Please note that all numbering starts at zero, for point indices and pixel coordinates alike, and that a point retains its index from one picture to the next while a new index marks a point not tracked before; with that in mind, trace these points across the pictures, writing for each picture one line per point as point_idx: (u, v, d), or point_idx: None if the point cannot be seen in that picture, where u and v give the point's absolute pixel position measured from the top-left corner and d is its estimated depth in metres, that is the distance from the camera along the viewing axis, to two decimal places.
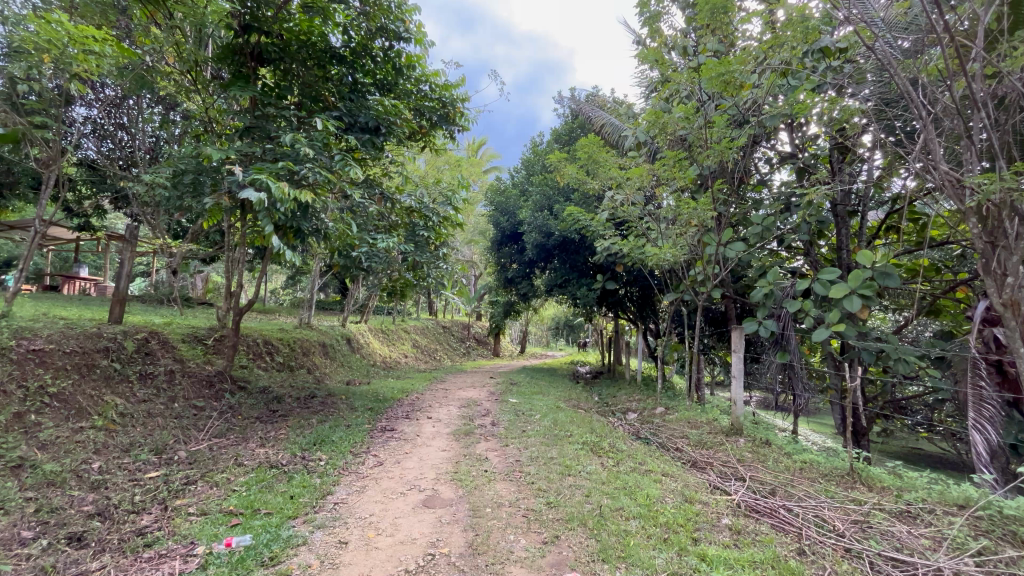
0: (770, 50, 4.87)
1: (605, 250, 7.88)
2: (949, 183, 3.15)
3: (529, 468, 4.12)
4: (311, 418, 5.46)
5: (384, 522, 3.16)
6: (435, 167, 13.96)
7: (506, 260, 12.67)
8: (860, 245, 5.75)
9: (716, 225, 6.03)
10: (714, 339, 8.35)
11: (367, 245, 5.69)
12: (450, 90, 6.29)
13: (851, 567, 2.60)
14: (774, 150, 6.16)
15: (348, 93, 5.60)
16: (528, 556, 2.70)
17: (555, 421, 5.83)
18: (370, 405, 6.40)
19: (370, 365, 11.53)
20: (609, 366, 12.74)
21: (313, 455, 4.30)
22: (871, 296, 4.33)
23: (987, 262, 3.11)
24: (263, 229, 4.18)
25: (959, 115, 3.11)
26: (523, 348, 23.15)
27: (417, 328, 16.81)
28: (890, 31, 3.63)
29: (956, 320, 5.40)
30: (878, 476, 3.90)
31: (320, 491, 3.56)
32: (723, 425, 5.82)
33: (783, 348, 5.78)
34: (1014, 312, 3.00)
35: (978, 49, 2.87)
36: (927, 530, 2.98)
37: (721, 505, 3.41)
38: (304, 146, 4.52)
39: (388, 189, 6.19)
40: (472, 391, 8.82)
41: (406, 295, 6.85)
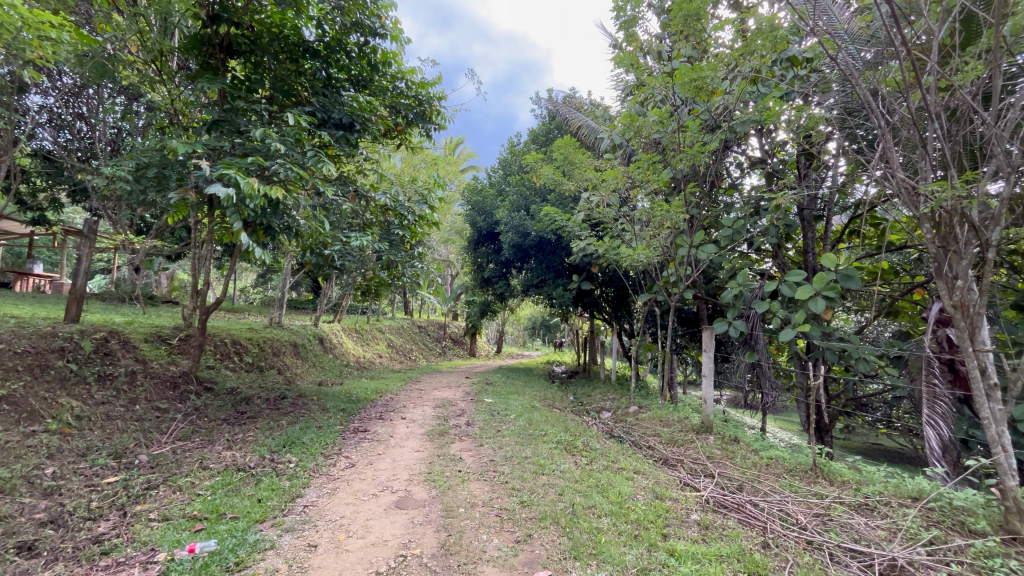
0: (741, 58, 5.02)
1: (581, 251, 7.96)
2: (905, 190, 3.28)
3: (503, 467, 4.12)
4: (281, 420, 5.34)
5: (354, 525, 3.11)
6: (411, 165, 13.84)
7: (483, 260, 12.67)
8: (825, 248, 5.97)
9: (689, 227, 6.17)
10: (687, 339, 8.53)
11: (340, 243, 5.59)
12: (427, 88, 6.23)
13: (812, 559, 2.70)
14: (744, 155, 6.32)
15: (322, 88, 5.54)
16: (501, 556, 2.70)
17: (530, 420, 5.85)
18: (342, 407, 6.29)
19: (343, 365, 11.35)
20: (585, 366, 12.86)
21: (282, 457, 4.21)
22: (835, 297, 4.50)
23: (939, 266, 3.25)
24: (231, 226, 4.06)
25: (915, 125, 3.23)
26: (499, 348, 23.14)
27: (392, 328, 16.62)
28: (853, 42, 3.85)
29: (913, 321, 5.66)
30: (839, 471, 4.06)
31: (290, 494, 3.48)
32: (693, 422, 5.96)
33: (751, 347, 5.96)
34: (964, 314, 3.13)
35: (934, 64, 3.01)
36: (883, 522, 3.11)
37: (690, 501, 3.49)
38: (275, 142, 4.41)
39: (363, 187, 6.09)
40: (447, 391, 8.79)
41: (381, 294, 6.76)
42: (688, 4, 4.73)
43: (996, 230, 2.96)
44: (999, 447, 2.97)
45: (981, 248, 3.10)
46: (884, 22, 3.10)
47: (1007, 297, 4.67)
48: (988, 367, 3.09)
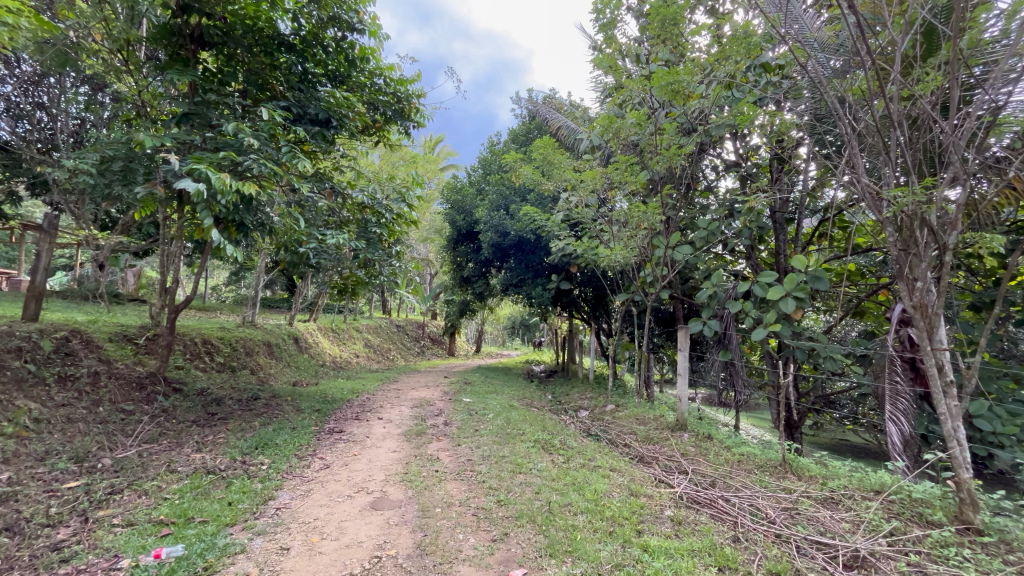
0: (716, 63, 5.12)
1: (560, 251, 8.00)
2: (869, 195, 3.40)
3: (480, 467, 4.12)
4: (254, 421, 5.22)
5: (328, 527, 3.07)
6: (389, 163, 13.70)
7: (462, 259, 12.64)
8: (796, 250, 6.15)
9: (665, 228, 6.28)
10: (663, 338, 8.67)
11: (316, 240, 5.49)
12: (406, 85, 6.16)
13: (779, 552, 2.78)
14: (719, 158, 6.46)
15: (297, 83, 5.45)
16: (477, 555, 2.70)
17: (508, 420, 5.86)
18: (317, 407, 6.19)
19: (319, 365, 11.15)
20: (563, 365, 12.95)
21: (255, 459, 4.12)
22: (804, 298, 4.64)
23: (900, 268, 3.38)
24: (202, 222, 3.94)
25: (879, 132, 3.35)
26: (479, 348, 23.10)
27: (370, 327, 16.41)
28: (823, 50, 3.94)
29: (878, 321, 5.87)
30: (806, 466, 4.19)
31: (262, 496, 3.41)
32: (668, 420, 6.06)
33: (725, 346, 6.09)
34: (923, 314, 3.27)
35: (897, 73, 3.13)
36: (847, 514, 3.23)
37: (664, 497, 3.55)
38: (248, 136, 4.31)
39: (339, 184, 6.02)
40: (425, 391, 8.72)
41: (358, 293, 6.66)
42: (666, 8, 4.81)
43: (953, 234, 3.10)
44: (954, 441, 3.12)
45: (939, 250, 3.24)
46: (850, 31, 3.21)
47: (963, 298, 4.90)
48: (945, 365, 3.24)
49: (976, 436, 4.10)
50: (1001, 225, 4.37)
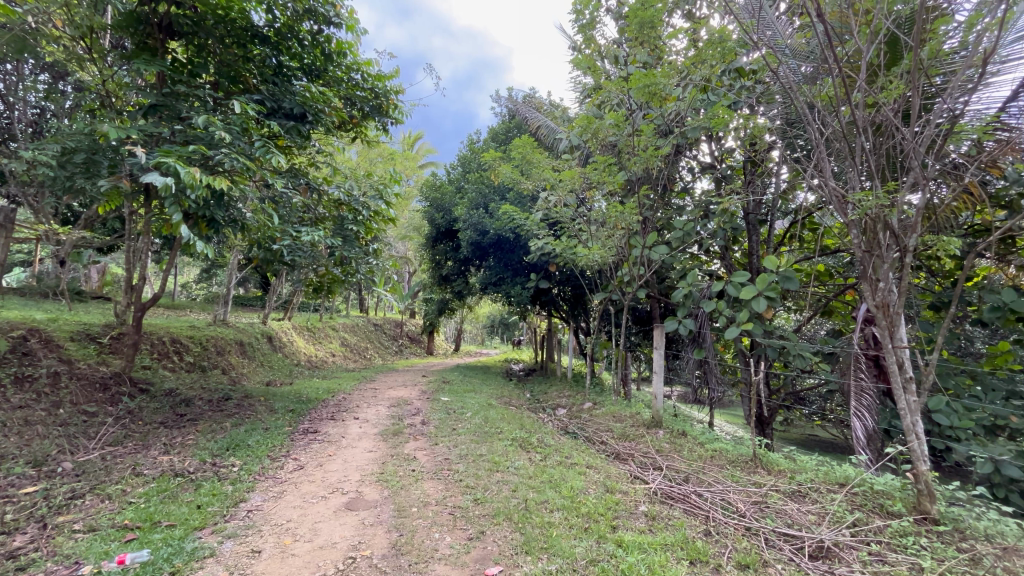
0: (692, 66, 5.21)
1: (539, 250, 8.03)
2: (836, 198, 3.51)
3: (458, 466, 4.11)
4: (224, 422, 5.08)
5: (302, 528, 3.02)
6: (367, 159, 13.52)
7: (441, 257, 12.57)
8: (768, 251, 6.30)
9: (642, 228, 6.37)
10: (640, 337, 8.79)
11: (290, 237, 5.35)
12: (383, 81, 6.09)
13: (749, 544, 2.86)
14: (696, 160, 6.56)
15: (272, 76, 5.33)
16: (453, 553, 2.70)
17: (486, 419, 5.85)
18: (291, 407, 6.08)
19: (294, 365, 10.93)
20: (542, 364, 13.00)
21: (225, 461, 4.01)
22: (775, 297, 4.77)
23: (864, 269, 3.51)
24: (170, 218, 3.81)
25: (845, 138, 3.46)
26: (458, 347, 23.01)
27: (347, 326, 16.17)
28: (794, 57, 4.06)
29: (846, 320, 6.07)
30: (776, 461, 4.30)
31: (232, 498, 3.34)
32: (644, 417, 6.16)
33: (700, 345, 6.22)
34: (885, 313, 3.40)
35: (863, 82, 3.25)
36: (813, 507, 3.34)
37: (639, 493, 3.61)
38: (219, 130, 4.19)
39: (315, 180, 5.92)
40: (403, 390, 8.64)
41: (334, 291, 6.54)
42: (644, 11, 4.88)
43: (913, 237, 3.23)
44: (913, 434, 3.26)
45: (900, 252, 3.38)
46: (818, 40, 3.32)
47: (923, 298, 5.10)
48: (905, 362, 3.38)
49: (934, 430, 4.29)
50: (957, 229, 4.57)
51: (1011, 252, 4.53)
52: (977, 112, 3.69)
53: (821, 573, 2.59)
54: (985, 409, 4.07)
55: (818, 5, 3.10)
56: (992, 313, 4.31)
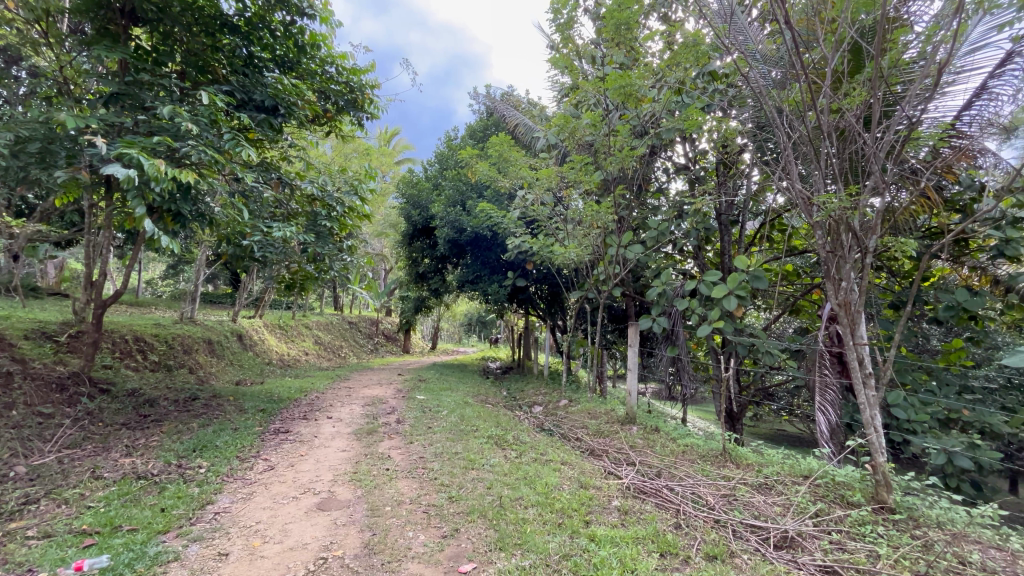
0: (667, 69, 5.30)
1: (516, 248, 8.04)
2: (802, 200, 3.64)
3: (432, 464, 4.10)
4: (191, 422, 4.93)
5: (272, 530, 2.96)
6: (341, 154, 13.30)
7: (417, 254, 12.47)
8: (739, 251, 6.46)
9: (618, 228, 6.46)
10: (615, 335, 8.90)
11: (261, 232, 5.22)
12: (359, 75, 5.99)
13: (717, 536, 2.94)
14: (670, 161, 6.64)
15: (242, 67, 5.18)
16: (426, 551, 2.69)
17: (462, 417, 5.84)
18: (262, 407, 5.94)
19: (266, 363, 10.68)
20: (519, 361, 13.05)
21: (191, 463, 3.90)
22: (745, 296, 4.90)
23: (828, 268, 3.64)
24: (132, 211, 3.66)
25: (811, 142, 3.59)
26: (435, 345, 22.87)
27: (321, 324, 15.88)
28: (764, 62, 4.18)
29: (812, 318, 6.28)
30: (744, 455, 4.43)
31: (198, 501, 3.24)
32: (619, 414, 6.25)
33: (673, 343, 6.34)
34: (847, 311, 3.54)
35: (828, 88, 3.38)
36: (779, 499, 3.45)
37: (612, 488, 3.67)
38: (186, 121, 4.05)
39: (287, 174, 5.80)
40: (377, 389, 8.53)
41: (307, 288, 6.41)
42: (620, 13, 4.95)
43: (873, 238, 3.36)
44: (871, 427, 3.40)
45: (862, 252, 3.52)
46: (785, 47, 3.44)
47: (883, 298, 5.31)
48: (864, 358, 3.52)
49: (892, 423, 4.49)
50: (915, 231, 4.77)
51: (964, 253, 4.77)
52: (934, 119, 3.87)
53: (785, 563, 2.68)
54: (940, 403, 4.26)
55: (786, 14, 3.21)
56: (947, 312, 4.52)
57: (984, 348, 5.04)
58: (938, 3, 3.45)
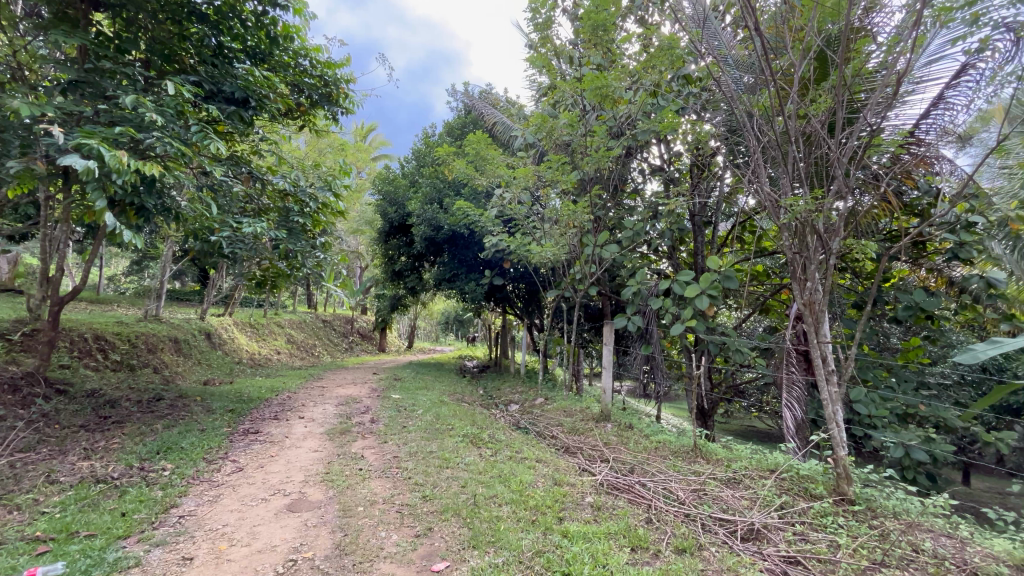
0: (643, 71, 5.37)
1: (493, 247, 8.03)
2: (769, 202, 3.75)
3: (406, 463, 4.06)
4: (155, 424, 4.76)
5: (240, 532, 2.89)
6: (316, 149, 13.06)
7: (394, 252, 12.33)
8: (712, 251, 6.60)
9: (594, 227, 6.53)
10: (591, 334, 8.98)
11: (230, 228, 5.07)
12: (333, 69, 5.92)
13: (686, 530, 3.01)
14: (646, 162, 6.72)
15: (210, 57, 5.03)
16: (399, 551, 2.67)
17: (437, 415, 5.80)
18: (230, 407, 5.79)
19: (235, 362, 10.39)
20: (496, 360, 13.05)
21: (155, 465, 3.77)
22: (716, 296, 5.02)
23: (794, 269, 3.77)
24: (92, 203, 3.51)
25: (779, 146, 3.70)
26: (412, 344, 22.66)
27: (294, 322, 15.56)
28: (736, 67, 4.28)
29: (781, 317, 6.47)
30: (714, 450, 4.53)
31: (162, 504, 3.14)
32: (593, 412, 6.31)
33: (646, 341, 6.44)
34: (812, 310, 3.66)
35: (795, 95, 3.51)
36: (746, 492, 3.55)
37: (586, 485, 3.71)
38: (150, 111, 3.90)
39: (258, 169, 5.65)
40: (351, 388, 8.40)
41: (279, 285, 6.26)
42: (597, 14, 5.00)
43: (836, 240, 3.49)
44: (833, 423, 3.52)
45: (825, 253, 3.65)
46: (755, 53, 3.55)
47: (847, 298, 5.51)
48: (827, 356, 3.65)
49: (854, 419, 4.66)
50: (877, 234, 4.97)
51: (922, 255, 5.00)
52: (895, 126, 4.03)
53: (751, 554, 2.76)
54: (898, 398, 4.45)
55: (756, 20, 3.32)
56: (906, 311, 4.72)
57: (939, 346, 5.29)
58: (899, 15, 3.59)
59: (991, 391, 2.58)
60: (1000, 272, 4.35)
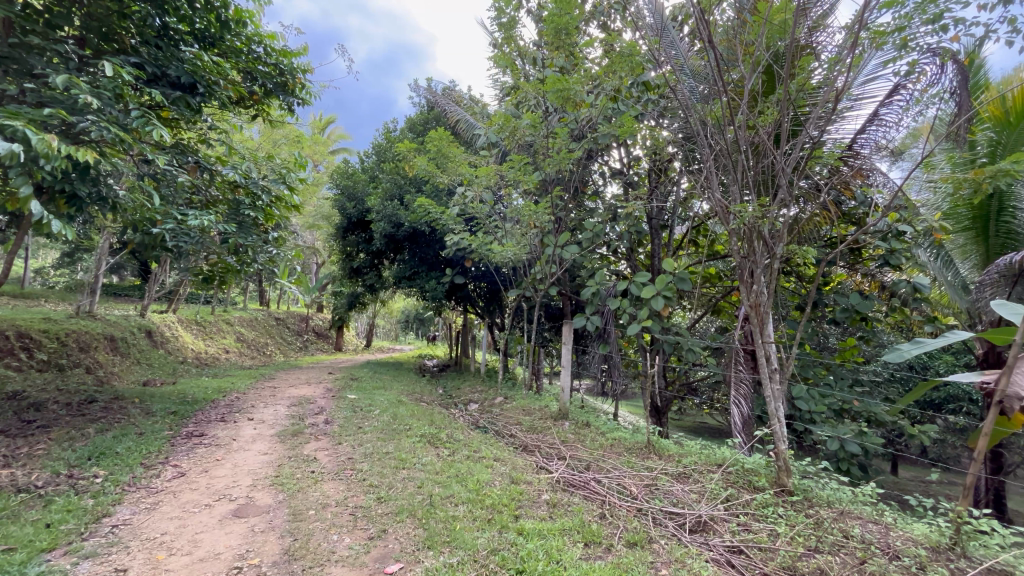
0: (604, 76, 5.50)
1: (454, 245, 7.98)
2: (720, 208, 3.92)
3: (362, 464, 3.99)
4: (86, 427, 4.45)
5: (179, 541, 2.75)
6: (270, 140, 12.60)
7: (352, 248, 12.04)
8: (669, 254, 6.81)
9: (555, 228, 6.62)
10: (551, 333, 9.09)
11: (174, 220, 4.79)
12: (289, 58, 5.69)
13: (638, 524, 3.10)
14: (607, 165, 6.83)
15: (154, 38, 4.74)
16: (351, 554, 2.62)
17: (395, 416, 5.72)
18: (172, 408, 5.49)
19: (179, 361, 9.83)
20: (456, 359, 13.00)
21: (85, 472, 3.51)
22: (671, 297, 5.20)
23: (742, 272, 3.94)
24: (15, 190, 3.22)
25: (730, 156, 3.88)
26: (370, 343, 22.19)
27: (244, 320, 14.90)
28: (693, 77, 4.44)
29: (731, 318, 6.76)
30: (666, 446, 4.69)
31: (93, 514, 2.93)
32: (552, 410, 6.40)
33: (605, 341, 6.59)
34: (757, 311, 3.84)
35: (745, 106, 3.69)
36: (695, 486, 3.69)
37: (543, 483, 3.75)
38: (84, 93, 3.63)
39: (206, 158, 5.38)
40: (305, 388, 8.14)
41: (229, 282, 5.99)
42: (560, 17, 5.08)
43: (780, 245, 3.68)
44: (775, 418, 3.69)
45: (771, 257, 3.83)
46: (709, 64, 3.71)
47: (792, 300, 5.82)
48: (771, 356, 3.83)
49: (795, 414, 4.94)
50: (820, 240, 5.26)
51: (858, 261, 5.34)
52: (835, 139, 4.36)
53: (697, 545, 2.88)
54: (835, 395, 4.73)
55: (709, 34, 3.46)
56: (843, 313, 5.04)
57: (874, 345, 5.68)
58: (840, 36, 3.80)
59: (916, 389, 2.75)
60: (924, 278, 4.74)
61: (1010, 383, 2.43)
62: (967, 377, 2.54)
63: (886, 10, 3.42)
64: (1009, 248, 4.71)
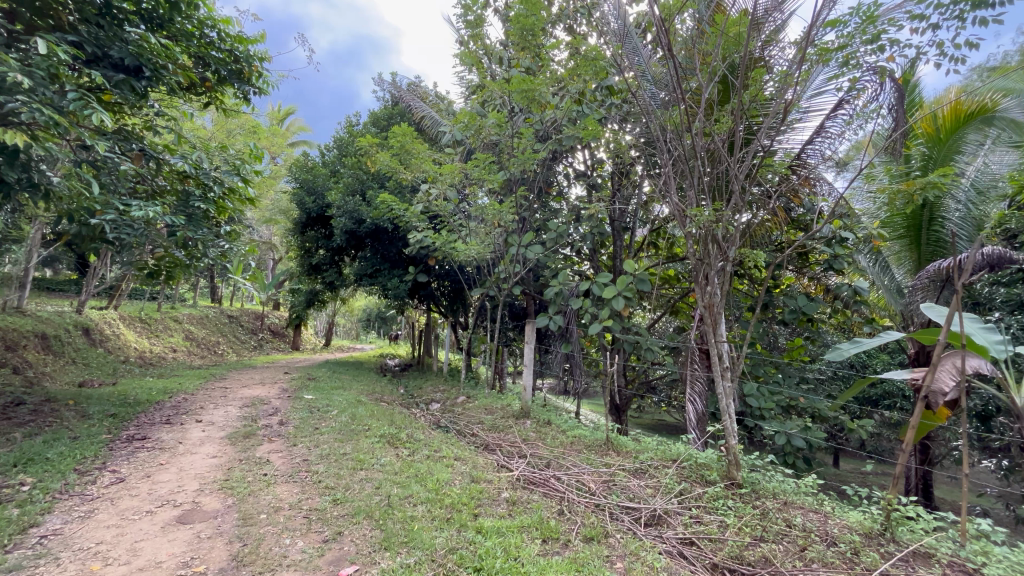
0: (568, 78, 5.58)
1: (418, 242, 7.90)
2: (678, 211, 4.04)
3: (317, 467, 3.87)
4: (11, 432, 4.12)
5: (116, 550, 2.60)
6: (225, 129, 12.08)
7: (311, 244, 11.70)
8: (629, 256, 6.96)
9: (519, 228, 6.66)
10: (514, 332, 9.12)
11: (115, 210, 4.49)
12: (246, 44, 5.47)
13: (596, 519, 3.16)
14: (571, 167, 6.93)
15: (95, 16, 4.44)
16: (304, 558, 2.55)
17: (353, 416, 5.59)
18: (111, 411, 5.15)
19: (120, 361, 9.25)
20: (418, 358, 12.83)
21: (11, 480, 3.26)
22: (631, 297, 5.32)
23: (698, 273, 4.08)
24: None
25: (687, 161, 4.00)
26: (328, 343, 21.55)
27: (193, 318, 14.18)
28: (654, 84, 4.55)
29: (688, 318, 6.97)
30: (624, 443, 4.80)
31: (18, 524, 2.72)
32: (514, 409, 6.42)
33: (567, 340, 6.68)
34: (711, 312, 4.00)
35: (702, 114, 3.81)
36: (651, 481, 3.79)
37: (503, 481, 3.76)
38: (14, 71, 3.36)
39: (152, 147, 5.08)
40: (259, 389, 7.83)
41: (176, 277, 5.68)
42: (527, 18, 5.12)
43: (733, 248, 3.85)
44: (727, 415, 3.83)
45: (724, 260, 3.99)
46: (668, 72, 3.82)
47: (744, 301, 6.05)
48: (723, 354, 3.98)
49: (746, 411, 5.15)
50: (770, 245, 5.50)
51: (806, 265, 5.60)
52: (785, 149, 4.54)
53: (651, 539, 2.96)
54: (782, 392, 4.96)
55: (667, 42, 3.57)
56: (790, 314, 5.29)
57: (819, 346, 5.97)
58: (791, 51, 4.05)
59: (854, 385, 2.94)
60: (863, 282, 5.05)
61: (935, 380, 2.67)
62: (899, 375, 2.76)
63: (830, 28, 3.62)
64: (938, 256, 5.05)
